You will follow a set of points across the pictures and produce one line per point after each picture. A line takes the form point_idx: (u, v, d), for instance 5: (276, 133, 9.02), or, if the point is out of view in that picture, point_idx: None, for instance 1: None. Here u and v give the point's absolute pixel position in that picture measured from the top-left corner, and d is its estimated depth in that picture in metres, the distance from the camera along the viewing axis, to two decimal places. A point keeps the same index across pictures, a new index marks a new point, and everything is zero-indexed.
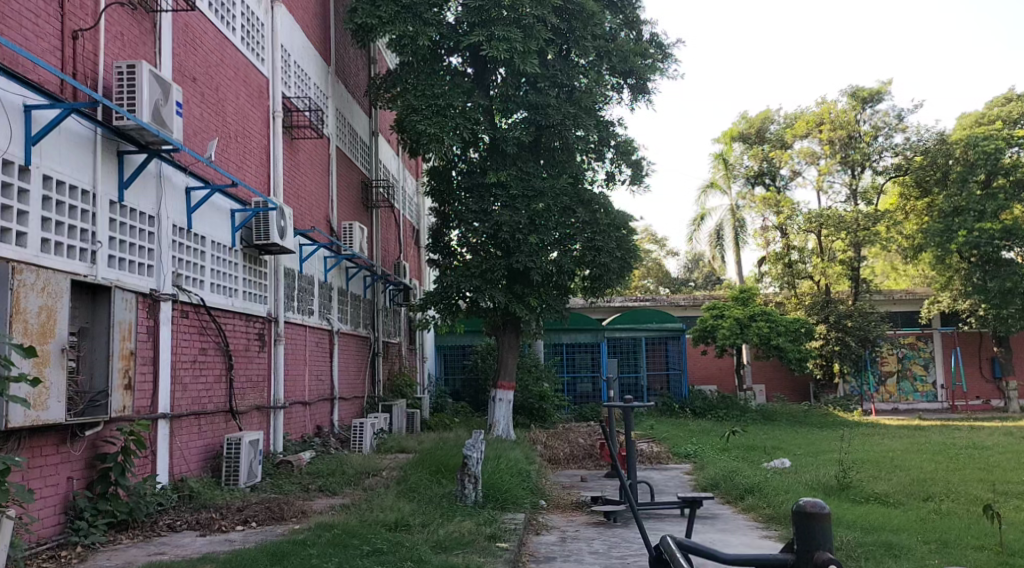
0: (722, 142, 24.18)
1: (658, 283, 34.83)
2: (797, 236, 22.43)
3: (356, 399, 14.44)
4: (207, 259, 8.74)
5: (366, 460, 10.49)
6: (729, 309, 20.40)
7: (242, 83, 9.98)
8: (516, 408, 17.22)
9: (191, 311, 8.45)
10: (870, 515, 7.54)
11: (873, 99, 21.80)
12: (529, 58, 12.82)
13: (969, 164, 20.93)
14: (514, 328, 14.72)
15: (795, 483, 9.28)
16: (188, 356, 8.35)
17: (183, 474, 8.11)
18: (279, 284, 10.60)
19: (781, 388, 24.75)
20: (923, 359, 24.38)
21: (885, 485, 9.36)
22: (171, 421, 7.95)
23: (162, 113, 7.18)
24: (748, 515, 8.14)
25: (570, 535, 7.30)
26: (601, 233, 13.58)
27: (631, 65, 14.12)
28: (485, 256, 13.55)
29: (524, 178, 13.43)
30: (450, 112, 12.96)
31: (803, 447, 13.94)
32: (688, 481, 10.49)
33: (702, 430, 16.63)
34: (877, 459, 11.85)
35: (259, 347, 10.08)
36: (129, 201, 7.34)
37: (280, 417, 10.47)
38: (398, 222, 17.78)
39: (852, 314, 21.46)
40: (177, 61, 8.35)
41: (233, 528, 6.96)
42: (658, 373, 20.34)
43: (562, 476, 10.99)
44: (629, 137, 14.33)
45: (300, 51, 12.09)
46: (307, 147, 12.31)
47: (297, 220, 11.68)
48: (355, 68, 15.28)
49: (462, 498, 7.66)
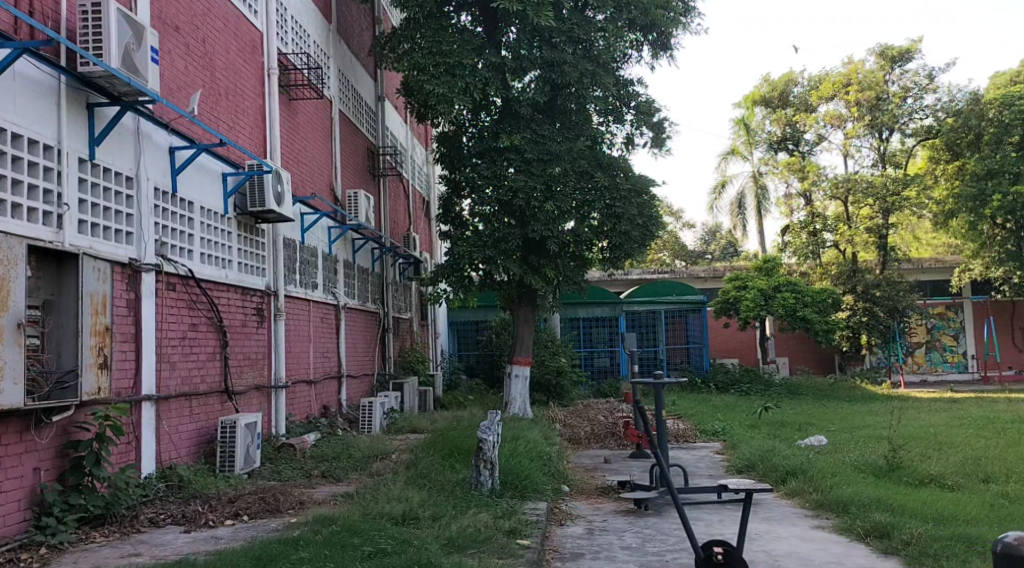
0: (743, 106, 23.27)
1: (674, 256, 33.89)
2: (822, 203, 21.61)
3: (366, 377, 13.75)
4: (196, 226, 8.00)
5: (375, 442, 9.77)
6: (752, 280, 19.60)
7: (233, 35, 9.21)
8: (533, 384, 16.50)
9: (179, 283, 7.71)
10: (934, 501, 6.77)
11: (902, 58, 20.86)
12: (543, 10, 12.00)
13: (1004, 125, 19.41)
14: (530, 301, 13.94)
15: (838, 464, 8.53)
16: (177, 332, 7.63)
17: (173, 460, 7.40)
18: (279, 255, 9.83)
19: (805, 360, 23.96)
20: (952, 330, 23.48)
21: (938, 464, 8.56)
22: (158, 403, 7.23)
23: (135, 59, 6.41)
24: (794, 501, 7.35)
25: (598, 527, 6.56)
26: (621, 199, 12.63)
27: (652, 18, 13.16)
28: (499, 225, 12.73)
29: (539, 141, 12.58)
30: (460, 71, 12.11)
31: (838, 422, 13.14)
32: (721, 462, 9.72)
33: (727, 405, 15.87)
34: (921, 435, 11.03)
35: (257, 323, 9.36)
36: (102, 158, 6.60)
37: (281, 397, 9.75)
38: (407, 192, 17.02)
39: (880, 283, 20.49)
40: (156, 6, 7.62)
41: (223, 522, 6.25)
42: (677, 347, 19.42)
43: (584, 457, 10.26)
44: (649, 96, 13.47)
45: (299, 7, 11.30)
46: (308, 108, 11.55)
47: (297, 187, 10.93)
48: (359, 28, 14.50)
49: (479, 486, 6.93)
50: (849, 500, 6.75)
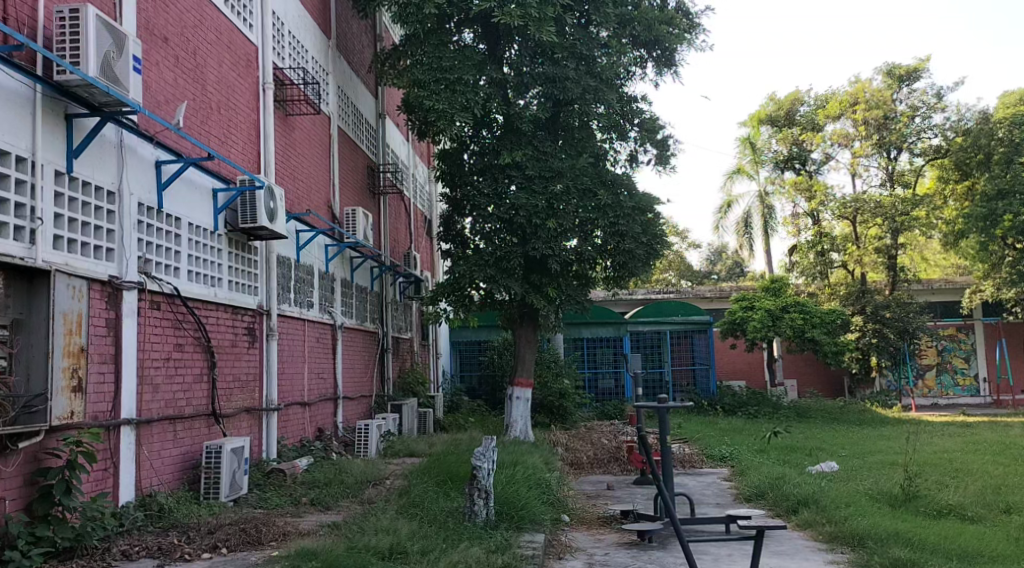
0: (750, 125, 22.99)
1: (679, 275, 33.46)
2: (830, 223, 21.24)
3: (363, 399, 13.40)
4: (183, 244, 7.71)
5: (370, 466, 9.43)
6: (760, 301, 19.20)
7: (226, 49, 8.96)
8: (535, 407, 16.13)
9: (164, 302, 7.41)
10: (955, 535, 6.41)
11: (910, 77, 20.70)
12: (546, 26, 11.69)
13: (1014, 144, 19.12)
14: (531, 321, 13.56)
15: (851, 493, 8.17)
16: (161, 353, 7.32)
17: (155, 487, 7.08)
18: (272, 273, 9.53)
19: (813, 382, 23.56)
20: (963, 352, 23.03)
21: (957, 494, 8.17)
22: (138, 427, 6.90)
23: (116, 68, 6.15)
24: (806, 533, 6.99)
25: (598, 561, 6.22)
26: (624, 217, 12.39)
27: (656, 34, 12.95)
28: (500, 244, 12.43)
29: (541, 159, 12.29)
30: (461, 87, 11.85)
31: (848, 447, 12.75)
32: (728, 489, 9.35)
33: (735, 428, 15.47)
34: (936, 461, 10.64)
35: (249, 343, 9.05)
36: (82, 171, 6.32)
37: (273, 419, 9.42)
38: (408, 210, 16.73)
39: (891, 305, 20.21)
40: (143, 17, 7.38)
41: (199, 555, 5.96)
42: (682, 369, 19.06)
43: (586, 483, 9.91)
44: (654, 113, 13.17)
45: (296, 21, 11.06)
46: (305, 124, 11.28)
47: (292, 204, 10.64)
48: (360, 45, 14.29)
49: (472, 516, 6.57)
50: (864, 534, 6.39)
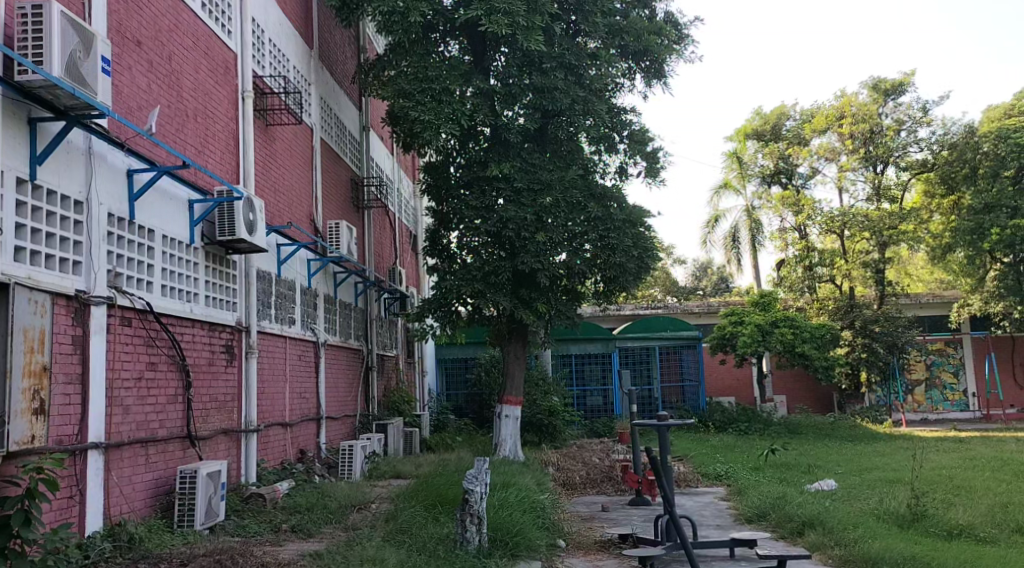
0: (736, 139, 22.80)
1: (665, 291, 33.26)
2: (818, 237, 21.09)
3: (347, 418, 12.98)
4: (156, 256, 7.32)
5: (354, 489, 9.01)
6: (748, 315, 18.81)
7: (203, 55, 8.59)
8: (524, 425, 15.71)
9: (136, 318, 7.01)
10: (973, 558, 6.09)
11: (896, 91, 20.57)
12: (534, 34, 11.38)
13: (999, 158, 18.98)
14: (520, 337, 13.21)
15: (856, 513, 7.84)
16: (133, 373, 6.92)
17: (124, 515, 6.64)
18: (251, 289, 9.13)
19: (803, 398, 23.31)
20: (952, 366, 22.89)
21: (966, 512, 7.85)
22: (107, 451, 6.48)
23: (83, 69, 5.78)
24: (815, 556, 6.65)
25: None
26: (615, 230, 12.09)
27: (646, 45, 12.66)
28: (488, 257, 12.09)
29: (530, 170, 11.97)
30: (446, 97, 11.51)
31: (843, 464, 12.44)
32: (727, 509, 9.01)
33: (727, 445, 15.15)
34: (937, 478, 10.34)
35: (227, 362, 8.64)
36: (47, 179, 5.94)
37: (253, 442, 8.99)
38: (393, 225, 16.38)
39: (879, 319, 19.91)
40: (115, 18, 7.02)
41: None
42: (672, 385, 18.70)
43: (580, 505, 9.55)
44: (643, 125, 12.90)
45: (277, 29, 10.71)
46: (286, 135, 10.92)
47: (273, 217, 10.26)
48: (343, 55, 13.96)
49: (464, 543, 6.17)
50: (878, 557, 6.06)
